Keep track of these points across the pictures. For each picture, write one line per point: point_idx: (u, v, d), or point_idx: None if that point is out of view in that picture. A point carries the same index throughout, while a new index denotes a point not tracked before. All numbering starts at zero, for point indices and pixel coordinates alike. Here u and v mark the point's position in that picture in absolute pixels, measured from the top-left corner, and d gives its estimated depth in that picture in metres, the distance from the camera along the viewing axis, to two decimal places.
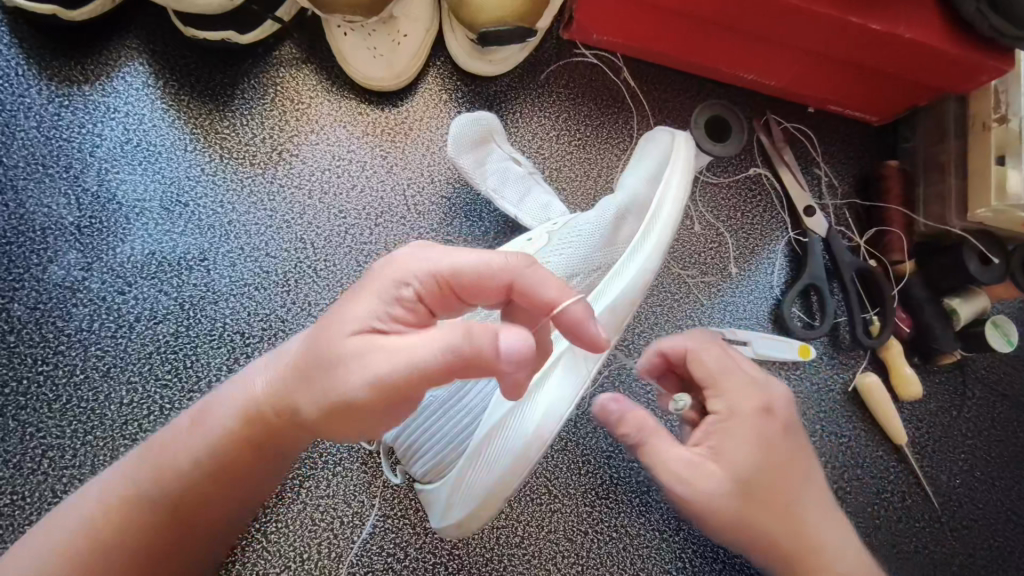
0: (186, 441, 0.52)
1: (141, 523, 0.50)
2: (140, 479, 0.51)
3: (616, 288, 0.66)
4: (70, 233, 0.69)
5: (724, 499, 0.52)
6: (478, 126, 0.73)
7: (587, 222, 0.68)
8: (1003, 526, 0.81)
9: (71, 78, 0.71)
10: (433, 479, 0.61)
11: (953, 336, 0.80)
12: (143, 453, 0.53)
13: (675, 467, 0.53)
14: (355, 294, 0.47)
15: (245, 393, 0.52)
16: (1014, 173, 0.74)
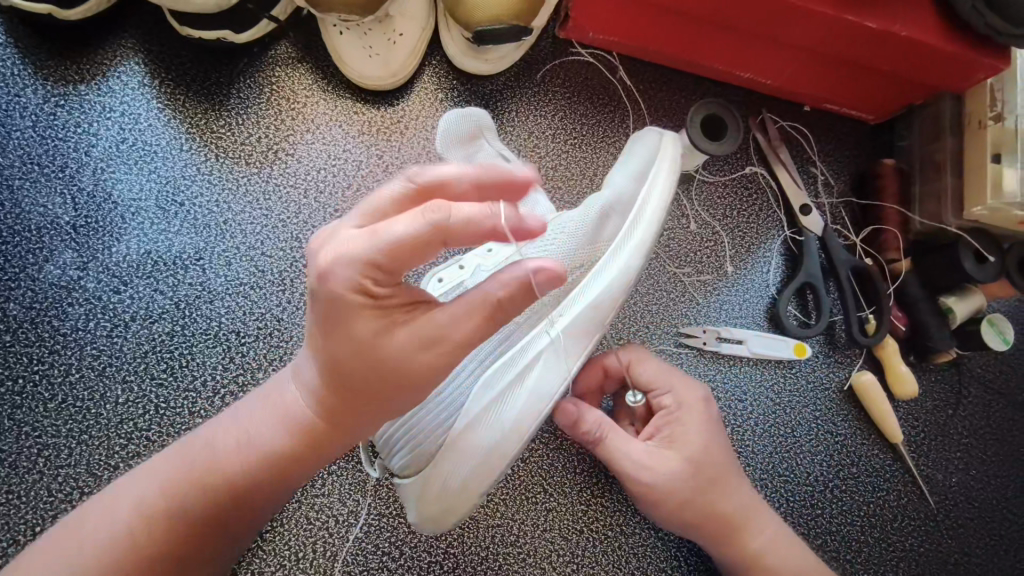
0: (219, 454, 0.52)
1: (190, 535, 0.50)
2: (184, 495, 0.51)
3: (597, 286, 0.66)
4: (66, 232, 0.69)
5: (675, 477, 0.62)
6: (469, 123, 0.73)
7: (572, 217, 0.68)
8: (999, 525, 0.82)
9: (66, 77, 0.71)
10: (411, 473, 0.60)
11: (949, 334, 0.80)
12: (179, 466, 0.52)
13: (634, 455, 0.62)
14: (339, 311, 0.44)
15: (285, 409, 0.51)
16: (1009, 171, 0.74)
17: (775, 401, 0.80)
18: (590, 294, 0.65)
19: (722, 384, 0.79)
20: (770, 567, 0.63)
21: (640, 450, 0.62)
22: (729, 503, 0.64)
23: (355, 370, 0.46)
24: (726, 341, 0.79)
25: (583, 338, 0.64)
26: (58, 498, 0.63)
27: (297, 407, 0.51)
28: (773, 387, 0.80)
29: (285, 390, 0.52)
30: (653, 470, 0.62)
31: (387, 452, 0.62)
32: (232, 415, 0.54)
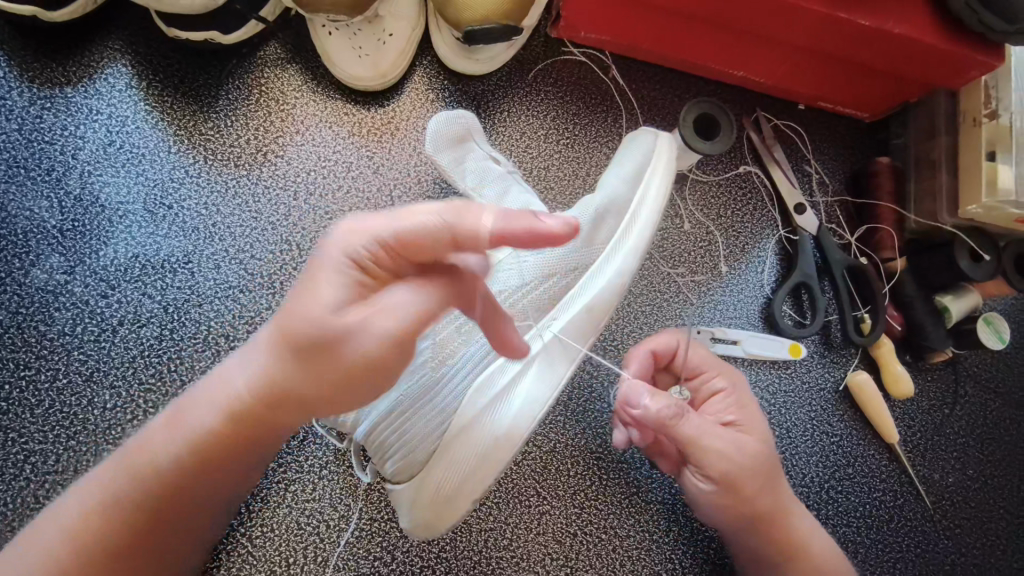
0: (162, 441, 0.50)
1: (127, 521, 0.50)
2: (121, 483, 0.50)
3: (591, 290, 0.65)
4: (52, 236, 0.69)
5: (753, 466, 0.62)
6: (456, 124, 0.72)
7: (568, 219, 0.68)
8: (996, 524, 0.81)
9: (52, 79, 0.71)
10: (404, 478, 0.59)
11: (944, 334, 0.80)
12: (125, 457, 0.51)
13: (720, 440, 0.61)
14: (316, 274, 0.45)
15: (224, 389, 0.49)
16: (1004, 168, 0.73)
17: (771, 402, 0.79)
18: (585, 296, 0.65)
19: None
20: (814, 555, 0.65)
21: (723, 436, 0.61)
22: (780, 499, 0.64)
23: (303, 348, 0.44)
24: (720, 342, 0.78)
25: (579, 340, 0.64)
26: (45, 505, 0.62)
27: (238, 388, 0.48)
28: (768, 387, 0.80)
29: (228, 370, 0.49)
30: (732, 456, 0.61)
31: (380, 457, 0.60)
32: (180, 399, 0.52)
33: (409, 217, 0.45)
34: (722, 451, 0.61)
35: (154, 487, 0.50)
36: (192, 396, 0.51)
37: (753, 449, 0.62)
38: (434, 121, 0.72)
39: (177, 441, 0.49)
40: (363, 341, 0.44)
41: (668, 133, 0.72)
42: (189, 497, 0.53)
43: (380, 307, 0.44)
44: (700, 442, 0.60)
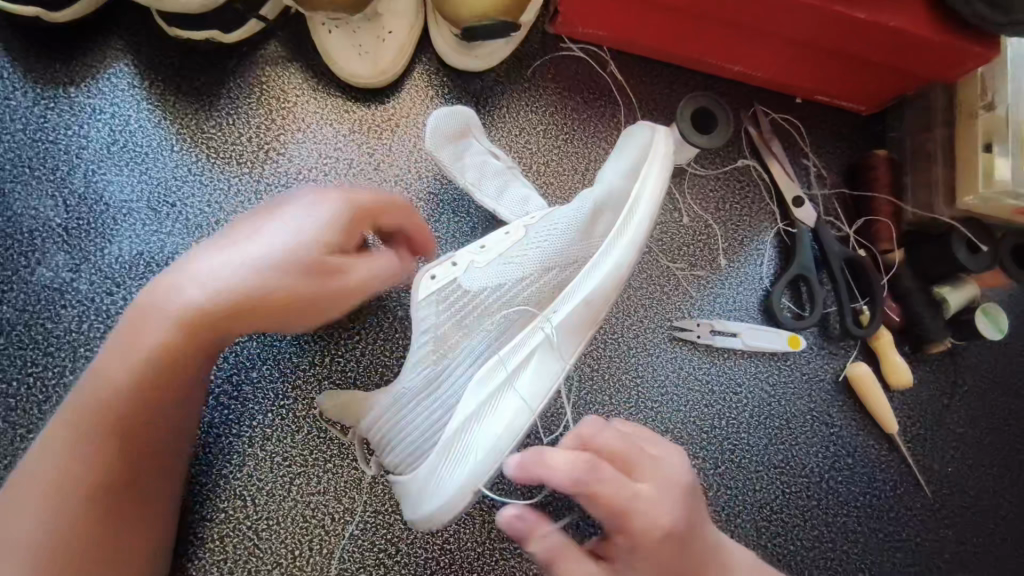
0: (114, 366, 0.54)
1: (92, 457, 0.53)
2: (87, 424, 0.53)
3: (589, 284, 0.66)
4: (57, 235, 0.69)
5: (687, 523, 0.53)
6: (457, 121, 0.73)
7: (567, 212, 0.68)
8: (995, 513, 0.82)
9: (55, 80, 0.71)
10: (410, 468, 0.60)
11: (942, 324, 0.81)
12: (74, 409, 0.54)
13: (648, 493, 0.52)
14: (231, 245, 0.56)
15: (149, 319, 0.55)
16: (1001, 160, 0.74)
17: (771, 394, 0.80)
18: (581, 291, 0.66)
19: (718, 378, 0.79)
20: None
21: (656, 478, 0.53)
22: (708, 545, 0.57)
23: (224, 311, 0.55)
24: (721, 334, 0.79)
25: (577, 338, 0.65)
26: None
27: (174, 315, 0.54)
28: (767, 379, 0.81)
29: (148, 305, 0.55)
30: (662, 516, 0.51)
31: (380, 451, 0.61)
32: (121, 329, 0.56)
33: (339, 195, 0.58)
34: (642, 517, 0.50)
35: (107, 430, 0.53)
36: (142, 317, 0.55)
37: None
38: (436, 115, 0.72)
39: (127, 372, 0.53)
40: (284, 242, 0.55)
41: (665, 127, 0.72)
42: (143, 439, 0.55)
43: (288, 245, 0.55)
44: (626, 507, 0.50)
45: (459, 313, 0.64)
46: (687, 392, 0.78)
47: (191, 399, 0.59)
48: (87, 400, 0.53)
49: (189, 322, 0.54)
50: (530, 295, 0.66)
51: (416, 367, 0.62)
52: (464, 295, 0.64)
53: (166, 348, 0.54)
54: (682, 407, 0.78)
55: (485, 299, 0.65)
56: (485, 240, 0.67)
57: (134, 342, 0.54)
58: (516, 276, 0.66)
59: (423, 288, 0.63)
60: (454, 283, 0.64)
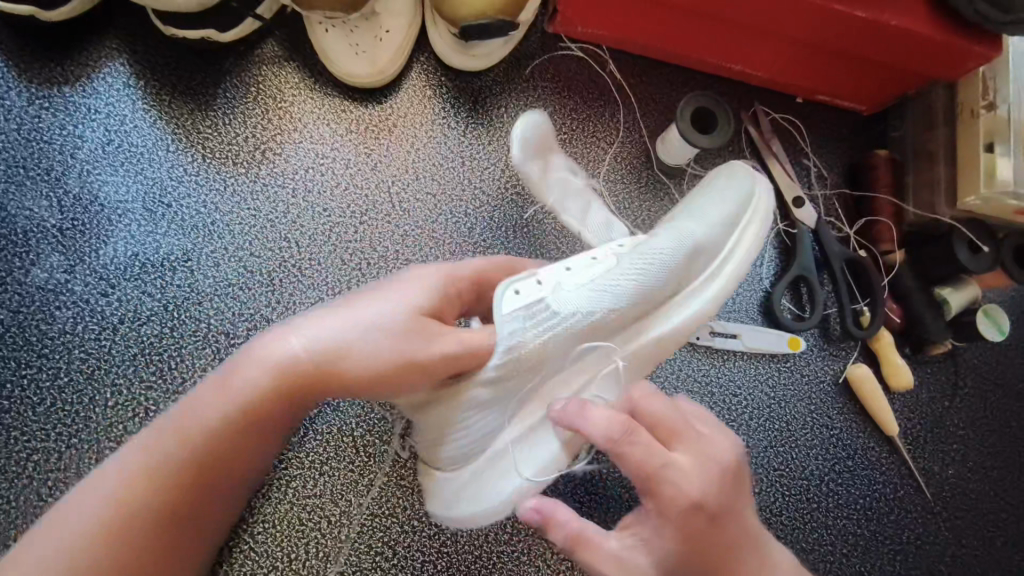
0: (208, 402, 0.48)
1: (168, 488, 0.47)
2: (167, 445, 0.47)
3: (669, 323, 0.66)
4: (51, 235, 0.69)
5: (722, 498, 0.52)
6: (540, 131, 0.74)
7: (665, 248, 0.65)
8: (996, 516, 0.82)
9: (50, 79, 0.71)
10: (451, 467, 0.58)
11: (943, 325, 0.80)
12: (160, 428, 0.48)
13: (684, 462, 0.52)
14: (338, 307, 0.53)
15: (250, 362, 0.49)
16: (1002, 160, 0.74)
17: (771, 395, 0.80)
18: (662, 328, 0.65)
19: (717, 379, 0.79)
20: None
21: (695, 451, 0.53)
22: (751, 527, 0.54)
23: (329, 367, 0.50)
24: (720, 335, 0.79)
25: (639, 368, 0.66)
26: (48, 502, 0.63)
27: (275, 363, 0.49)
28: (767, 381, 0.80)
29: (247, 354, 0.50)
30: (691, 490, 0.51)
31: (428, 446, 0.58)
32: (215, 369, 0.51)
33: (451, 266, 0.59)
34: (670, 487, 0.51)
35: (188, 465, 0.47)
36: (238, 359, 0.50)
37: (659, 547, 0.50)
38: (519, 125, 0.73)
39: (224, 405, 0.48)
40: (393, 306, 0.53)
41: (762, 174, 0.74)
42: (215, 477, 0.49)
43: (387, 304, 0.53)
44: (655, 474, 0.51)
45: (545, 337, 0.58)
46: (686, 394, 0.78)
47: (256, 465, 0.54)
48: (173, 435, 0.48)
49: (292, 371, 0.49)
50: (608, 324, 0.62)
51: (479, 393, 0.55)
52: (550, 317, 0.58)
53: (265, 394, 0.49)
54: None
55: (565, 322, 0.59)
56: (571, 261, 0.62)
57: (232, 379, 0.49)
58: (605, 305, 0.61)
59: (506, 304, 0.57)
60: (541, 301, 0.58)
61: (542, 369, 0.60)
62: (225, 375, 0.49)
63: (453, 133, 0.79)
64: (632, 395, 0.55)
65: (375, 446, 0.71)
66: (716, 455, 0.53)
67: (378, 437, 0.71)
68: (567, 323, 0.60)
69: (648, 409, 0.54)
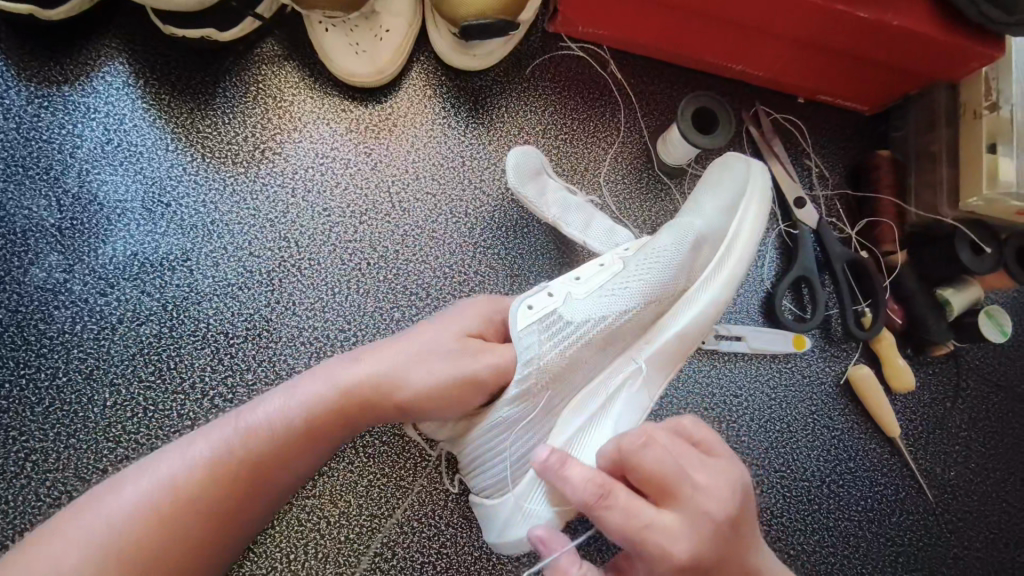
0: (268, 412, 0.51)
1: (218, 490, 0.47)
2: (223, 451, 0.49)
3: (688, 314, 0.67)
4: (50, 234, 0.69)
5: (715, 554, 0.47)
6: (532, 159, 0.74)
7: (667, 245, 0.66)
8: (999, 518, 0.81)
9: (49, 78, 0.71)
10: (495, 492, 0.60)
11: (946, 327, 0.80)
12: (217, 432, 0.50)
13: (670, 523, 0.47)
14: (386, 341, 0.58)
15: (306, 388, 0.53)
16: (1005, 160, 0.73)
17: (771, 396, 0.79)
18: (677, 323, 0.67)
19: (717, 380, 0.78)
20: None
21: (687, 507, 0.47)
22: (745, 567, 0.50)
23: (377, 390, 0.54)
24: (725, 339, 0.78)
25: (663, 369, 0.67)
26: (46, 502, 0.63)
27: (330, 386, 0.54)
28: (767, 381, 0.80)
29: (303, 380, 0.54)
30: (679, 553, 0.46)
31: (471, 471, 0.60)
32: (269, 391, 0.54)
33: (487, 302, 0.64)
34: (654, 549, 0.46)
35: (239, 471, 0.49)
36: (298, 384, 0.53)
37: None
38: (513, 155, 0.73)
39: (283, 417, 0.51)
40: (430, 336, 0.58)
41: (761, 164, 0.74)
42: (260, 489, 0.50)
43: (424, 337, 0.58)
44: (637, 535, 0.47)
45: (561, 347, 0.61)
46: (686, 395, 0.77)
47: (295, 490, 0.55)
48: (231, 439, 0.49)
49: (346, 392, 0.54)
50: (625, 328, 0.65)
51: (511, 405, 0.58)
52: (566, 326, 0.62)
53: (322, 409, 0.53)
54: (682, 410, 0.77)
55: (580, 331, 0.62)
56: (581, 271, 0.66)
57: (293, 396, 0.53)
58: (618, 306, 0.64)
59: (520, 318, 0.61)
60: (553, 312, 0.62)
61: (567, 381, 0.62)
62: (286, 394, 0.53)
63: (453, 133, 0.78)
64: (627, 443, 0.50)
65: (374, 447, 0.70)
66: (710, 510, 0.47)
67: (372, 431, 0.70)
68: (584, 331, 0.62)
69: (641, 460, 0.49)
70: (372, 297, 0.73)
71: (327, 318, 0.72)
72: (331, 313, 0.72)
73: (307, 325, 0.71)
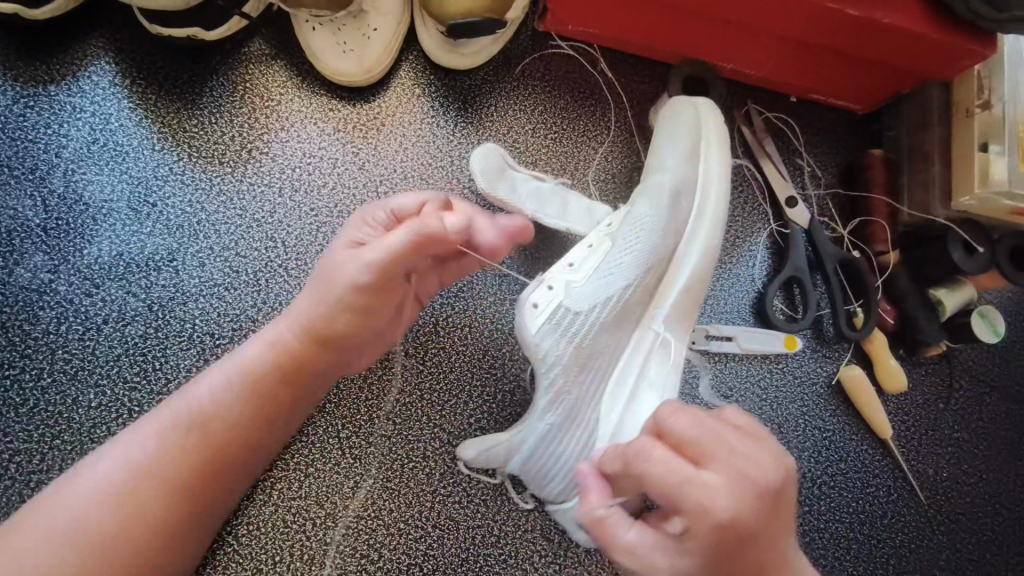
0: (214, 385, 0.58)
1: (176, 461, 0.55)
2: (177, 427, 0.56)
3: (687, 267, 0.70)
4: (36, 235, 0.68)
5: (756, 520, 0.45)
6: (494, 159, 0.73)
7: (647, 211, 0.69)
8: (991, 519, 0.81)
9: (35, 78, 0.70)
10: (570, 495, 0.65)
11: (938, 328, 0.79)
12: (173, 411, 0.57)
13: (711, 485, 0.45)
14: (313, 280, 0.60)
15: (247, 355, 0.59)
16: (997, 161, 0.73)
17: (762, 397, 0.79)
18: (683, 279, 0.70)
19: (708, 382, 0.78)
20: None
21: (728, 469, 0.46)
22: (777, 550, 0.48)
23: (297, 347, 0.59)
24: (715, 339, 0.78)
25: (681, 324, 0.70)
26: None
27: (264, 351, 0.59)
28: (759, 383, 0.79)
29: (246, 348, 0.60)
30: (718, 510, 0.44)
31: (537, 483, 0.65)
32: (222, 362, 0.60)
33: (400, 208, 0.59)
34: (694, 506, 0.45)
35: (194, 442, 0.56)
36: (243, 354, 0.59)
37: (679, 565, 0.46)
38: (475, 162, 0.73)
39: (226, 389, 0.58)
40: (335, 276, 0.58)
41: (705, 99, 0.76)
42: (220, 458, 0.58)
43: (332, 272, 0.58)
44: (674, 492, 0.45)
45: (577, 337, 0.63)
46: None
47: (263, 452, 0.62)
48: (179, 418, 0.57)
49: (279, 355, 0.59)
50: (631, 302, 0.67)
51: (545, 415, 0.62)
52: (575, 317, 0.63)
53: (262, 375, 0.59)
54: None
55: (593, 317, 0.64)
56: (572, 257, 0.66)
57: (237, 367, 0.59)
58: (620, 283, 0.66)
59: (530, 323, 0.63)
60: (560, 307, 0.63)
61: (593, 363, 0.65)
62: (228, 366, 0.59)
63: (442, 132, 0.78)
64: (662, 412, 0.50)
65: (360, 448, 0.70)
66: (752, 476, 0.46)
67: (357, 432, 0.70)
68: (595, 317, 0.64)
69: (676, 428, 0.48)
70: None
71: None
72: None
73: None
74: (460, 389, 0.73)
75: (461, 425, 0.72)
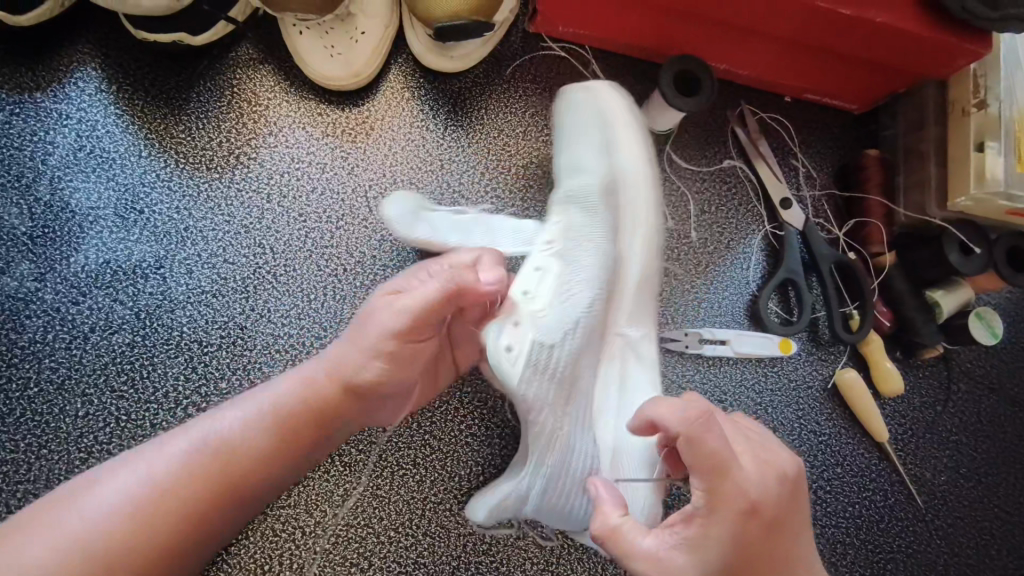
0: (252, 409, 0.54)
1: (200, 480, 0.51)
2: (207, 446, 0.52)
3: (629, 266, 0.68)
4: (22, 243, 0.68)
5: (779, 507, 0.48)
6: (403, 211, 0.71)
7: (578, 218, 0.67)
8: (990, 523, 0.80)
9: (21, 85, 0.70)
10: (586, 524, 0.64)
11: (935, 329, 0.78)
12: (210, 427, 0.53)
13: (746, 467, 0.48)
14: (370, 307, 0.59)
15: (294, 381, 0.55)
16: (992, 159, 0.72)
17: (756, 401, 0.78)
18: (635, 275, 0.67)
19: (702, 386, 0.77)
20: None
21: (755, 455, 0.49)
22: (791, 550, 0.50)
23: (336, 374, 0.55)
24: (709, 343, 0.76)
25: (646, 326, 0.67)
26: (17, 514, 0.62)
27: (305, 381, 0.55)
28: (754, 386, 0.78)
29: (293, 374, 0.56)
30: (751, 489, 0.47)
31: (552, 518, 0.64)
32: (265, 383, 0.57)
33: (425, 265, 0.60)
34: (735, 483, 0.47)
35: (222, 464, 0.52)
36: (287, 380, 0.56)
37: (708, 548, 0.46)
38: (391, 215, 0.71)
39: (264, 417, 0.54)
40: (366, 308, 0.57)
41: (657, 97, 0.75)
42: (242, 482, 0.53)
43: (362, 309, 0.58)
44: (725, 462, 0.47)
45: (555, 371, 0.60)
46: None
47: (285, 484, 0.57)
48: (210, 437, 0.53)
49: (316, 386, 0.55)
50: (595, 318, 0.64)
51: (536, 470, 0.59)
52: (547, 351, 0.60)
53: (302, 406, 0.55)
54: None
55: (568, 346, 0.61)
56: (524, 285, 0.62)
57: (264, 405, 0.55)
58: (582, 302, 0.63)
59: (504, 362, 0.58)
60: (528, 345, 0.59)
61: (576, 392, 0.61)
62: (255, 401, 0.55)
63: (432, 136, 0.77)
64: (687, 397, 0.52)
65: (350, 455, 0.69)
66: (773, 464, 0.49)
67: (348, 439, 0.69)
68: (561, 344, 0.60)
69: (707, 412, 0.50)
70: (348, 302, 0.72)
71: (302, 325, 0.71)
72: (308, 319, 0.71)
73: (282, 332, 0.70)
74: (450, 395, 0.72)
75: (451, 432, 0.72)
